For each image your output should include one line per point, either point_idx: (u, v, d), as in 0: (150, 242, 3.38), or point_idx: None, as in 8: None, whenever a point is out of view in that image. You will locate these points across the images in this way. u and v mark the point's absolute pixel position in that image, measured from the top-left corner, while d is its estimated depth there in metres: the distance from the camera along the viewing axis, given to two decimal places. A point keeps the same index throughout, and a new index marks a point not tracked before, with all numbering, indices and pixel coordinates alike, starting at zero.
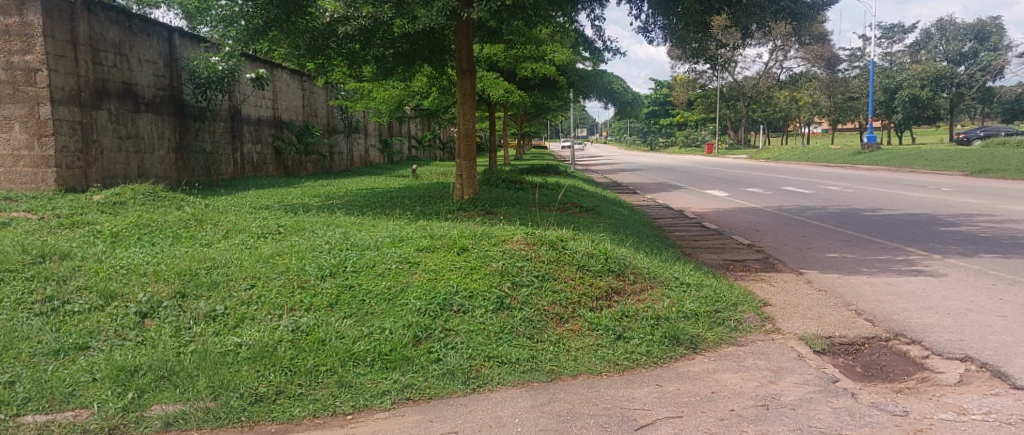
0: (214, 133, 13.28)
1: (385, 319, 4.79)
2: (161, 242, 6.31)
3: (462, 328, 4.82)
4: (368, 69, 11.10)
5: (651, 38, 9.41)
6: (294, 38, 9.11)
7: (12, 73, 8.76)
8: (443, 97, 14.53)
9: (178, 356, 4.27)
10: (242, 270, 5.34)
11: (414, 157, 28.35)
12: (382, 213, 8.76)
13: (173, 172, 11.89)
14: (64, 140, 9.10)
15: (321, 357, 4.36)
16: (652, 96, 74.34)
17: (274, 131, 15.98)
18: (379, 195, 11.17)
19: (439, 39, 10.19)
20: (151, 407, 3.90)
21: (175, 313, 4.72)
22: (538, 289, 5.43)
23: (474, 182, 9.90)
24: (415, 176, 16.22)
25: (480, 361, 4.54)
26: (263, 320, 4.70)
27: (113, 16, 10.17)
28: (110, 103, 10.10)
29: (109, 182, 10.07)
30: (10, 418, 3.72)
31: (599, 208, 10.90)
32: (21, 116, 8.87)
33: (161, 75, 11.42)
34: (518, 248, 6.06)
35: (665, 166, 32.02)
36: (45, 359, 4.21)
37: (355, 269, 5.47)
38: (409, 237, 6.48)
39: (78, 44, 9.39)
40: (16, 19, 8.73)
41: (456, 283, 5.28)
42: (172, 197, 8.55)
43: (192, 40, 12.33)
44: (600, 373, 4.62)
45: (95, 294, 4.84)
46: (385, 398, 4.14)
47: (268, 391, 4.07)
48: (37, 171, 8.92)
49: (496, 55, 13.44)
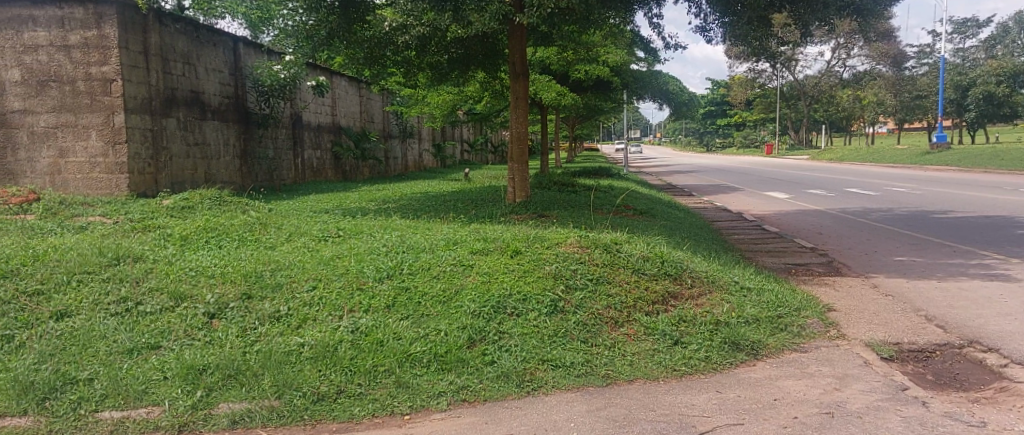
0: (277, 139, 13.68)
1: (440, 321, 4.84)
2: (227, 245, 6.53)
3: (515, 330, 4.82)
4: (423, 75, 11.23)
5: (710, 37, 9.24)
6: (353, 46, 9.29)
7: (89, 83, 9.17)
8: (497, 101, 14.60)
9: (244, 356, 4.39)
10: (304, 272, 5.48)
11: (467, 160, 28.68)
12: (437, 216, 8.84)
13: (237, 177, 12.29)
14: (136, 147, 9.49)
15: (379, 357, 4.43)
16: (708, 95, 73.08)
17: (332, 137, 16.35)
18: (434, 198, 11.36)
19: (493, 43, 10.25)
20: (218, 405, 4.01)
21: (242, 314, 4.86)
22: (593, 293, 5.40)
23: (526, 185, 9.89)
24: (468, 179, 16.36)
25: (535, 365, 4.55)
26: (324, 321, 4.81)
27: (183, 28, 10.60)
28: (178, 110, 10.50)
29: (177, 187, 10.45)
30: (89, 413, 3.89)
31: (655, 210, 10.77)
32: (97, 124, 9.25)
33: (226, 83, 11.84)
34: (572, 251, 6.03)
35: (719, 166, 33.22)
36: (121, 357, 4.37)
37: (411, 270, 5.56)
38: (462, 240, 6.52)
39: (149, 54, 9.80)
40: (93, 32, 9.13)
41: (510, 286, 5.29)
42: (237, 201, 8.83)
43: (256, 49, 12.75)
44: (657, 378, 4.56)
45: (166, 296, 5.01)
46: (441, 399, 4.18)
47: (329, 390, 4.15)
48: (111, 177, 9.30)
49: (549, 58, 13.43)
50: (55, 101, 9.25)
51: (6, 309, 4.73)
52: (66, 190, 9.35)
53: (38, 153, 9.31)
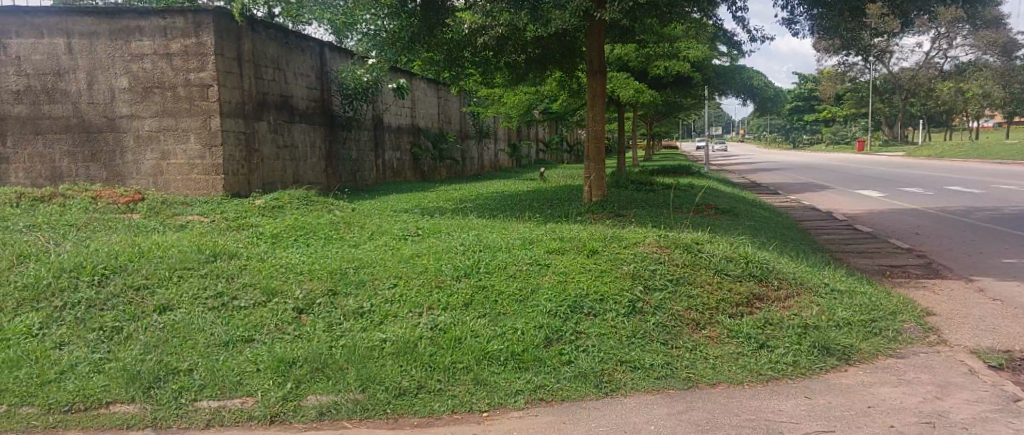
0: (359, 141, 14.09)
1: (517, 320, 4.87)
2: (314, 243, 6.77)
3: (593, 331, 4.80)
4: (500, 76, 11.29)
5: (797, 29, 8.89)
6: (434, 47, 9.42)
7: (189, 89, 9.70)
8: (574, 99, 14.52)
9: (331, 350, 4.54)
10: (386, 269, 5.62)
11: (543, 159, 28.68)
12: (514, 216, 8.86)
13: (322, 178, 12.71)
14: (230, 150, 9.97)
15: (457, 354, 4.48)
16: (795, 90, 70.30)
17: (412, 138, 16.70)
18: (510, 197, 11.40)
19: (571, 41, 10.22)
20: (307, 397, 4.16)
21: (328, 310, 5.04)
22: (673, 294, 5.29)
23: (602, 184, 9.77)
24: (544, 179, 16.35)
25: (612, 366, 4.50)
26: (404, 318, 4.92)
27: (273, 34, 11.09)
28: (269, 114, 10.99)
29: (267, 187, 10.92)
30: (189, 402, 4.10)
31: (738, 209, 10.43)
32: (194, 128, 9.78)
33: (312, 88, 12.29)
34: (650, 251, 5.93)
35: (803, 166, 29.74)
36: (217, 349, 4.58)
37: (488, 270, 5.60)
38: (538, 240, 6.51)
39: (243, 60, 10.29)
40: (192, 40, 9.64)
41: (586, 286, 5.26)
42: (322, 201, 9.14)
43: (340, 53, 13.19)
44: (742, 383, 4.42)
45: (259, 291, 5.24)
46: (519, 398, 4.19)
47: (410, 386, 4.23)
48: (208, 178, 9.80)
49: (628, 55, 13.24)
50: (158, 106, 9.77)
51: (115, 303, 5.02)
52: (168, 190, 9.88)
53: (143, 155, 9.86)
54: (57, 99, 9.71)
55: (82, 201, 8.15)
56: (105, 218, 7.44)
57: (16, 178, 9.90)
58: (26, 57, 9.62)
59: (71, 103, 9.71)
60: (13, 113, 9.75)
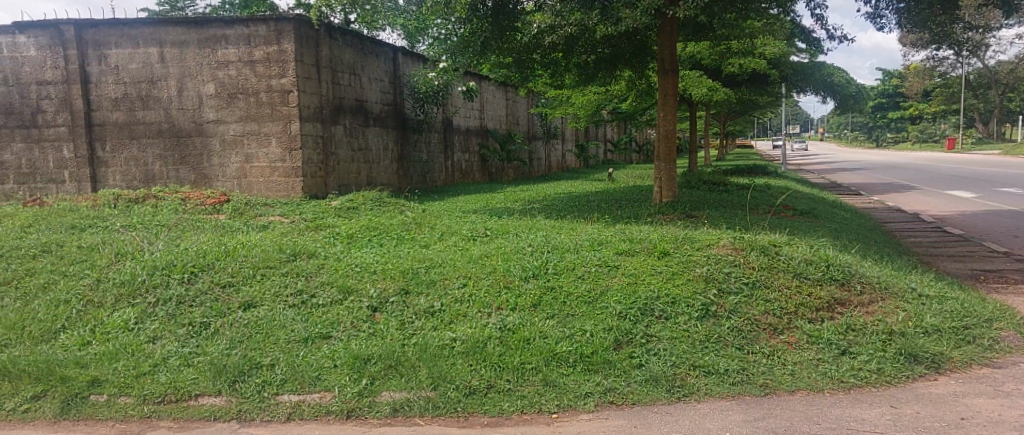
0: (430, 143, 14.34)
1: (586, 322, 4.85)
2: (387, 243, 6.94)
3: (664, 334, 4.73)
4: (570, 77, 11.25)
5: (882, 24, 8.51)
6: (505, 49, 9.48)
7: (271, 95, 10.11)
8: (644, 99, 14.33)
9: (403, 347, 4.63)
10: (456, 269, 5.69)
11: (611, 160, 28.44)
12: (583, 217, 8.80)
13: (394, 180, 13.00)
14: (308, 153, 10.33)
15: (527, 355, 4.50)
16: (878, 87, 67.13)
17: (480, 139, 16.87)
18: (578, 198, 11.37)
19: (642, 40, 10.11)
20: (381, 393, 4.26)
21: (401, 308, 5.15)
22: (748, 298, 5.15)
23: (673, 185, 9.62)
24: (612, 179, 16.23)
25: (685, 370, 4.42)
26: (474, 317, 4.97)
27: (349, 40, 11.42)
28: (345, 118, 11.33)
29: (343, 189, 11.25)
30: (271, 396, 4.27)
31: (817, 211, 10.07)
32: (275, 132, 10.17)
33: (385, 91, 12.60)
34: (724, 254, 5.79)
35: (880, 166, 28.34)
36: (297, 345, 4.75)
37: (557, 271, 5.59)
38: (607, 241, 6.46)
39: (320, 66, 10.66)
40: (275, 47, 10.05)
41: (657, 288, 5.18)
42: (395, 202, 9.35)
43: (412, 58, 13.47)
44: (822, 390, 4.26)
45: (335, 289, 5.41)
46: (589, 400, 4.17)
47: (480, 385, 4.28)
48: (287, 180, 10.19)
49: (700, 52, 12.99)
50: (242, 112, 10.20)
51: (203, 299, 5.28)
52: (250, 192, 10.31)
53: (228, 158, 10.31)
54: (151, 105, 10.22)
55: (173, 203, 8.62)
56: (194, 219, 7.84)
57: (113, 181, 10.40)
58: (123, 66, 10.13)
59: (163, 109, 10.22)
60: (112, 118, 10.26)
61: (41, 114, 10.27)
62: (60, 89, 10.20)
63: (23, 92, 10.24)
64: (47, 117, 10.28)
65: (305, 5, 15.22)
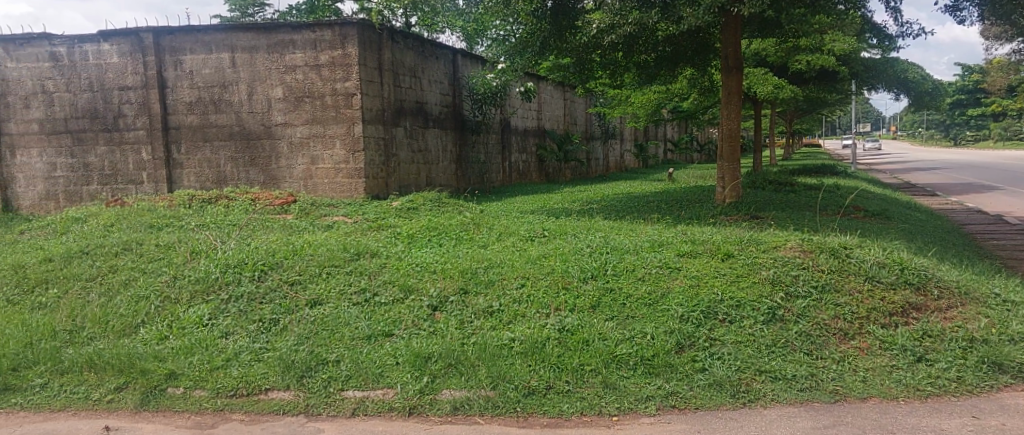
0: (488, 144, 14.45)
1: (646, 324, 4.79)
2: (447, 243, 7.02)
3: (728, 338, 4.63)
4: (630, 76, 11.14)
5: (963, 17, 8.11)
6: (564, 49, 9.46)
7: (335, 98, 10.38)
8: (705, 97, 14.07)
9: (463, 346, 4.67)
10: (514, 270, 5.71)
11: (671, 160, 28.01)
12: (644, 218, 8.71)
13: (453, 180, 13.14)
14: (370, 155, 10.56)
15: (586, 356, 4.47)
16: (956, 83, 63.91)
17: (538, 140, 16.88)
18: (638, 198, 11.25)
19: (705, 38, 9.92)
20: (442, 391, 4.31)
21: (460, 308, 5.20)
22: (817, 302, 4.99)
23: (737, 185, 9.40)
24: (672, 180, 16.00)
25: (750, 375, 4.32)
26: (533, 317, 4.98)
27: (411, 44, 11.62)
28: (406, 120, 11.53)
29: (403, 190, 11.45)
30: (336, 392, 4.37)
31: (889, 212, 9.66)
32: (340, 135, 10.43)
33: (445, 93, 12.75)
34: (791, 256, 5.62)
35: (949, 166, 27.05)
36: (361, 342, 4.85)
37: (616, 272, 5.54)
38: (668, 242, 6.36)
39: (383, 69, 10.87)
40: (339, 51, 10.31)
41: (721, 291, 5.08)
42: (455, 203, 9.46)
43: (472, 59, 13.59)
44: (896, 398, 4.10)
45: (396, 288, 5.50)
46: (650, 404, 4.11)
47: (539, 385, 4.28)
48: (350, 181, 10.44)
49: (766, 49, 12.66)
50: (308, 114, 10.49)
51: (272, 297, 5.46)
52: (316, 193, 10.60)
53: (294, 160, 10.62)
54: (223, 109, 10.61)
55: (243, 203, 8.93)
56: (263, 219, 8.11)
57: (187, 182, 10.85)
58: (197, 72, 10.56)
59: (233, 113, 10.60)
60: (187, 122, 10.70)
61: (122, 118, 10.80)
62: (139, 95, 10.70)
63: (105, 97, 10.79)
64: (128, 122, 10.80)
65: (368, 9, 15.56)
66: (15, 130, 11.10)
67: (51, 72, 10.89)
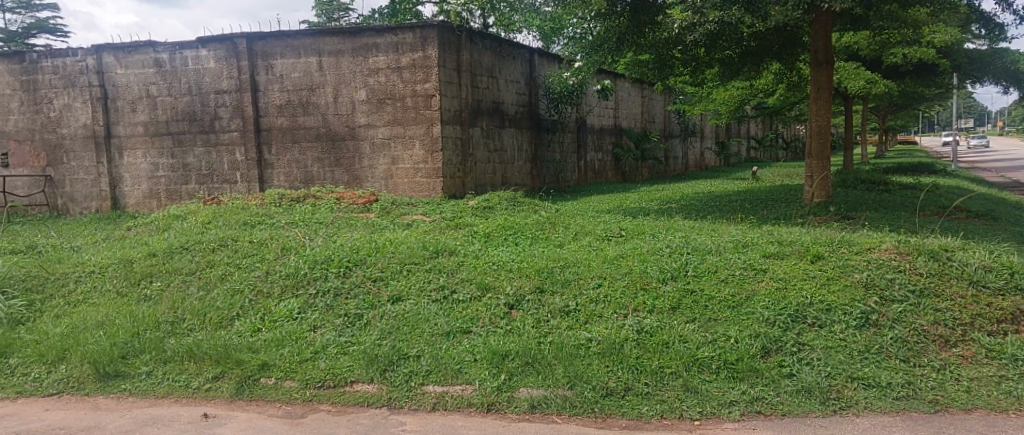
0: (564, 143, 14.42)
1: (730, 327, 4.65)
2: (523, 242, 7.04)
3: (818, 343, 4.45)
4: (713, 73, 10.85)
5: None
6: (644, 46, 9.35)
7: (416, 99, 10.61)
8: (791, 93, 13.55)
9: (540, 345, 4.68)
10: (591, 269, 5.67)
11: (753, 158, 27.12)
12: (726, 217, 8.48)
13: (529, 180, 13.19)
14: (448, 155, 10.74)
15: (665, 359, 4.39)
16: None
17: (615, 139, 16.71)
18: (718, 198, 10.96)
19: (792, 31, 9.57)
20: (519, 389, 4.32)
21: (536, 307, 5.21)
22: (915, 307, 4.73)
23: (825, 184, 9.00)
24: (755, 179, 15.48)
25: (841, 382, 4.14)
26: (611, 318, 4.94)
27: (488, 44, 11.74)
28: (482, 120, 11.66)
29: (480, 190, 11.59)
30: (417, 386, 4.46)
31: (996, 213, 9.01)
32: (419, 135, 10.66)
33: (522, 93, 12.82)
34: (887, 258, 5.34)
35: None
36: (440, 338, 4.93)
37: (697, 273, 5.41)
38: (753, 243, 6.17)
39: (461, 70, 11.03)
40: (420, 53, 10.53)
41: (810, 294, 4.89)
42: (531, 202, 9.47)
43: (548, 58, 13.59)
44: (1005, 411, 3.86)
45: (474, 286, 5.56)
46: (734, 409, 4.00)
47: (617, 386, 4.23)
48: (429, 181, 10.66)
49: (858, 42, 12.08)
50: (389, 115, 10.76)
51: (356, 292, 5.63)
52: (396, 192, 10.87)
53: (375, 160, 10.91)
54: (310, 111, 11.03)
55: (329, 202, 9.24)
56: (348, 217, 8.38)
57: (276, 181, 11.33)
58: (287, 75, 11.02)
59: (320, 115, 11.00)
60: (277, 124, 11.18)
61: (219, 120, 11.40)
62: (234, 98, 11.27)
63: (203, 101, 11.41)
64: (223, 124, 11.39)
65: (447, 11, 15.83)
66: (123, 132, 11.89)
67: (154, 78, 11.60)
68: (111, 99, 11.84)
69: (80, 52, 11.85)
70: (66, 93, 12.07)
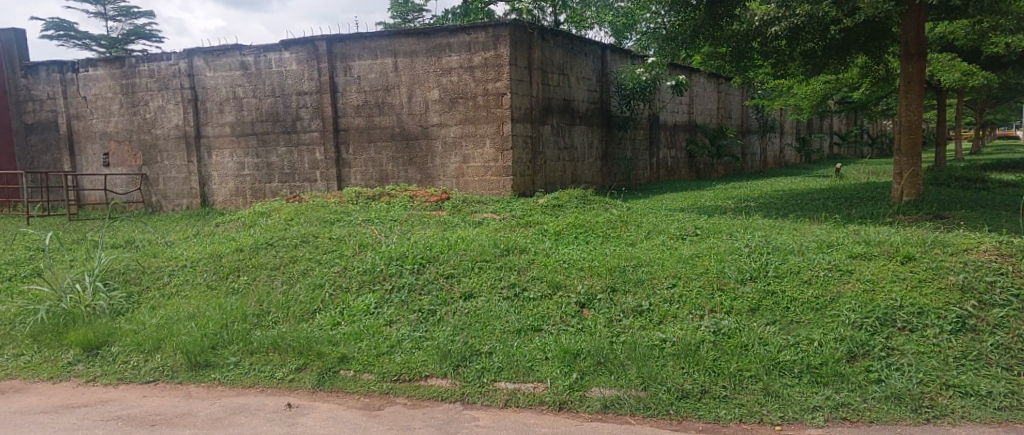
0: (635, 141, 14.22)
1: (813, 330, 4.47)
2: (594, 241, 6.98)
3: (909, 348, 4.23)
4: (794, 68, 10.47)
5: None
6: (721, 41, 9.14)
7: (487, 98, 10.69)
8: (878, 86, 12.90)
9: (612, 345, 4.63)
10: (664, 269, 5.56)
11: (836, 155, 26.01)
12: (806, 216, 8.17)
13: (599, 178, 13.08)
14: (519, 153, 10.78)
15: (744, 362, 4.26)
16: None
17: (689, 135, 16.36)
18: (798, 196, 10.56)
19: (880, 22, 9.12)
20: (592, 389, 4.28)
21: (608, 306, 5.16)
22: (1018, 312, 4.44)
23: (916, 182, 8.52)
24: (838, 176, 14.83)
25: (935, 389, 3.92)
26: (686, 319, 4.83)
27: (560, 42, 11.71)
28: (553, 118, 11.64)
29: (550, 188, 11.58)
30: (489, 382, 4.49)
31: None
32: (490, 134, 10.74)
33: (593, 90, 12.72)
34: (987, 260, 5.01)
35: None
36: (511, 335, 4.95)
37: (778, 274, 5.23)
38: (838, 243, 5.91)
39: (533, 68, 11.04)
40: (492, 52, 10.60)
41: (900, 297, 4.65)
42: (601, 200, 9.38)
43: (621, 55, 13.43)
44: None
45: (545, 284, 5.55)
46: (818, 414, 3.84)
47: (693, 389, 4.13)
48: (500, 179, 10.73)
49: (953, 32, 11.38)
50: (461, 114, 10.88)
51: (430, 288, 5.72)
52: (467, 190, 10.99)
53: (447, 159, 11.05)
54: (386, 111, 11.28)
55: (403, 200, 9.42)
56: (421, 215, 8.52)
57: (353, 180, 11.65)
58: (364, 77, 11.31)
59: (395, 115, 11.24)
60: (354, 124, 11.49)
61: (300, 121, 11.81)
62: (314, 99, 11.66)
63: (286, 102, 11.85)
64: (304, 124, 11.80)
65: (519, 9, 15.89)
66: (212, 133, 12.49)
67: (241, 80, 12.12)
68: (201, 101, 12.45)
69: (173, 56, 12.53)
70: (161, 95, 12.77)
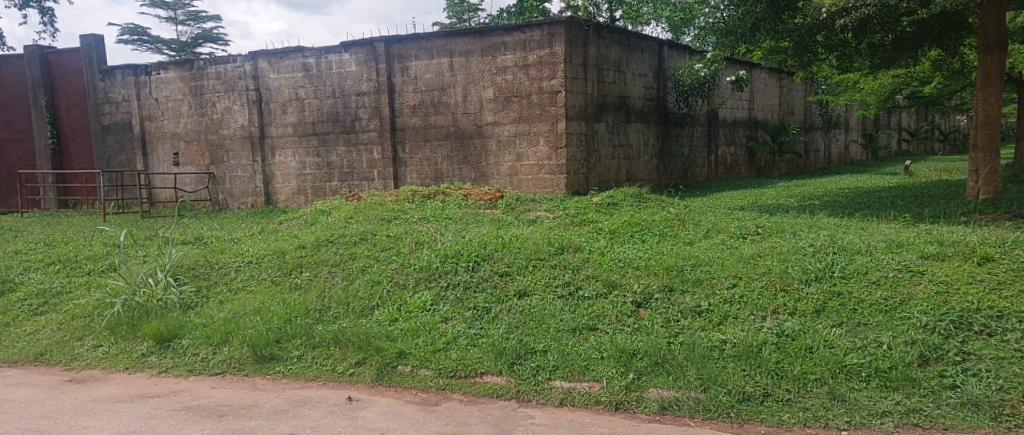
0: (693, 138, 13.97)
1: (882, 333, 4.31)
2: (650, 240, 6.88)
3: (987, 353, 4.03)
4: (861, 61, 10.08)
5: None
6: (783, 35, 8.88)
7: (542, 96, 10.68)
8: (951, 79, 12.32)
9: (670, 345, 4.55)
10: (724, 268, 5.44)
11: (905, 151, 24.96)
12: (873, 215, 7.86)
13: (655, 176, 12.90)
14: (573, 151, 10.73)
15: (808, 365, 4.13)
16: None
17: (748, 132, 15.97)
18: (865, 194, 10.17)
19: (954, 12, 8.71)
20: (649, 389, 4.23)
21: (665, 306, 5.08)
22: None
23: (993, 179, 8.08)
24: (907, 173, 14.22)
25: (1017, 397, 3.72)
26: (747, 320, 4.71)
27: (616, 39, 11.59)
28: (608, 115, 11.54)
29: (604, 186, 11.48)
30: (545, 381, 4.48)
31: None
32: (544, 132, 10.72)
33: (649, 86, 12.55)
34: None
35: None
36: (567, 334, 4.92)
37: (844, 274, 5.05)
38: (908, 243, 5.67)
39: (588, 66, 10.97)
40: (547, 50, 10.58)
41: (977, 299, 4.43)
42: (656, 198, 9.25)
43: (678, 50, 13.21)
44: None
45: (600, 283, 5.50)
46: (887, 420, 3.69)
47: (755, 392, 4.03)
48: (554, 177, 10.70)
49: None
50: (516, 113, 10.90)
51: (485, 286, 5.75)
52: (521, 189, 11.01)
53: (502, 157, 11.08)
54: (441, 110, 11.39)
55: (458, 199, 9.50)
56: (476, 213, 8.58)
57: (410, 178, 11.81)
58: (420, 76, 11.45)
59: (450, 114, 11.33)
60: (411, 123, 11.65)
61: (359, 121, 12.05)
62: (372, 99, 11.87)
63: (345, 102, 12.11)
64: (362, 124, 12.03)
65: (575, 6, 15.79)
66: (275, 133, 12.86)
67: (302, 81, 12.45)
68: (265, 102, 12.83)
69: (239, 59, 12.96)
70: (227, 97, 13.22)
